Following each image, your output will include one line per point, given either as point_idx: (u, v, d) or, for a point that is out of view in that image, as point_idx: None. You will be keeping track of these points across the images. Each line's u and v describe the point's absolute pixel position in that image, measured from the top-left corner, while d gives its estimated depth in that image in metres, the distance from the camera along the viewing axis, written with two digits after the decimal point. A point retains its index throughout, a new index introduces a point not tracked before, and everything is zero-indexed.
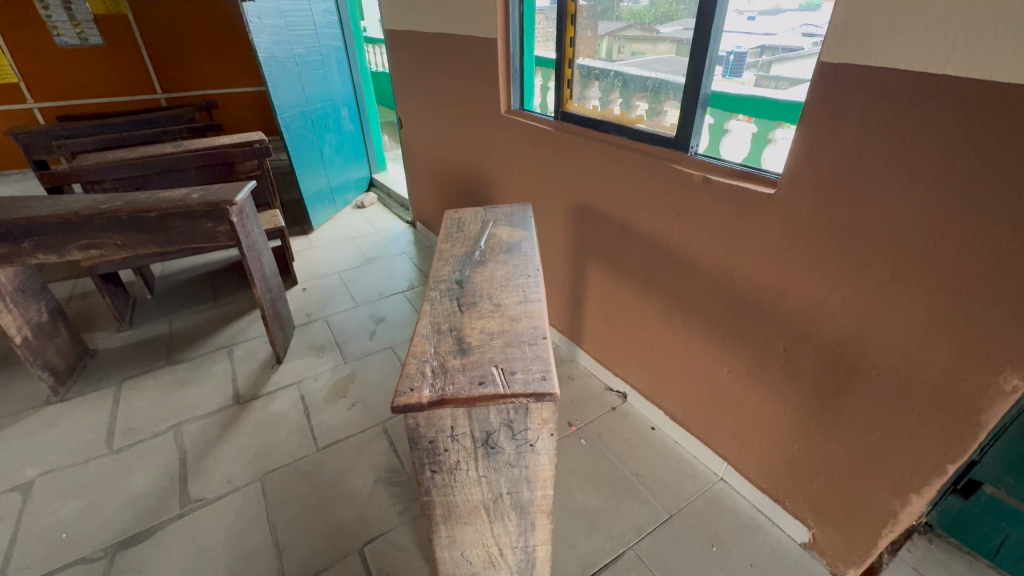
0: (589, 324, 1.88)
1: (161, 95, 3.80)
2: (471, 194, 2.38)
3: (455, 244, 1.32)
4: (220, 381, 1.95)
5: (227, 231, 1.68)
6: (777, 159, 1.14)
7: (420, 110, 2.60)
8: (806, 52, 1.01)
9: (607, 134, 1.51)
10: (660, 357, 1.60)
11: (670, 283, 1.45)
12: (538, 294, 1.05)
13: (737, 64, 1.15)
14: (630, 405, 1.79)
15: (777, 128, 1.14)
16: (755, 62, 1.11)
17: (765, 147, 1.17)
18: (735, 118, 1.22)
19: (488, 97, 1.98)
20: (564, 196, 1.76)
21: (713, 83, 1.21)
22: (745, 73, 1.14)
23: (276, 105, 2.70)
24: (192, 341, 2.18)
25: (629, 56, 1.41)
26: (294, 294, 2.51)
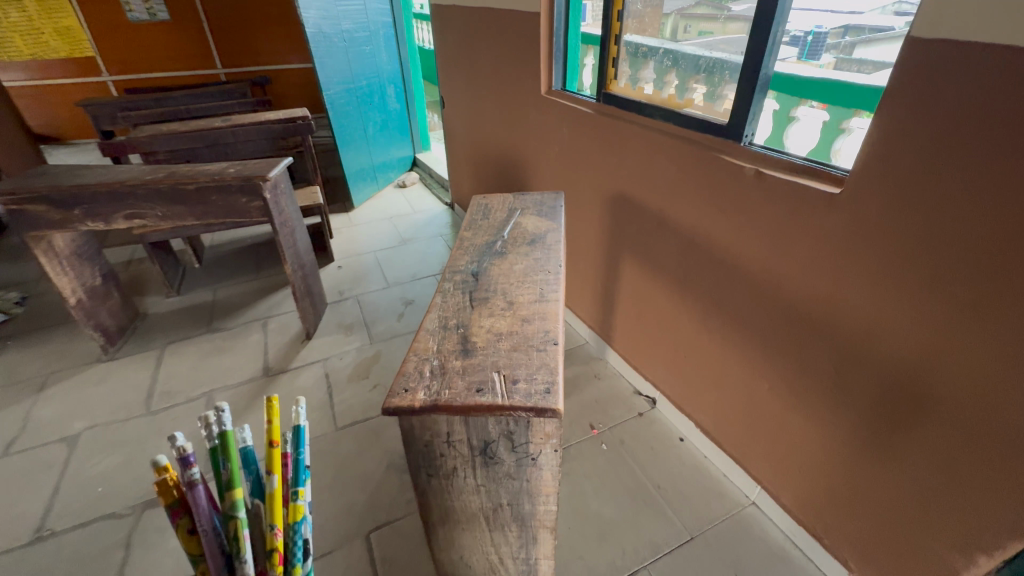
0: (620, 323, 1.77)
1: (220, 69, 3.93)
2: (508, 178, 2.30)
3: (478, 233, 1.26)
4: (252, 353, 2.01)
5: (260, 207, 1.70)
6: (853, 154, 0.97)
7: (462, 89, 2.52)
8: (896, 33, 0.84)
9: (651, 119, 1.38)
10: (693, 365, 1.47)
11: (709, 286, 1.32)
12: (555, 292, 0.97)
13: (815, 45, 0.99)
14: (658, 412, 1.68)
15: (854, 116, 0.96)
16: (836, 42, 0.94)
17: (836, 137, 1.00)
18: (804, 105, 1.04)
19: (528, 77, 1.88)
20: (601, 185, 1.64)
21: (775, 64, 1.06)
22: (823, 55, 0.98)
23: (322, 81, 2.71)
24: (231, 311, 2.26)
25: (696, 36, 1.24)
26: (329, 271, 2.55)
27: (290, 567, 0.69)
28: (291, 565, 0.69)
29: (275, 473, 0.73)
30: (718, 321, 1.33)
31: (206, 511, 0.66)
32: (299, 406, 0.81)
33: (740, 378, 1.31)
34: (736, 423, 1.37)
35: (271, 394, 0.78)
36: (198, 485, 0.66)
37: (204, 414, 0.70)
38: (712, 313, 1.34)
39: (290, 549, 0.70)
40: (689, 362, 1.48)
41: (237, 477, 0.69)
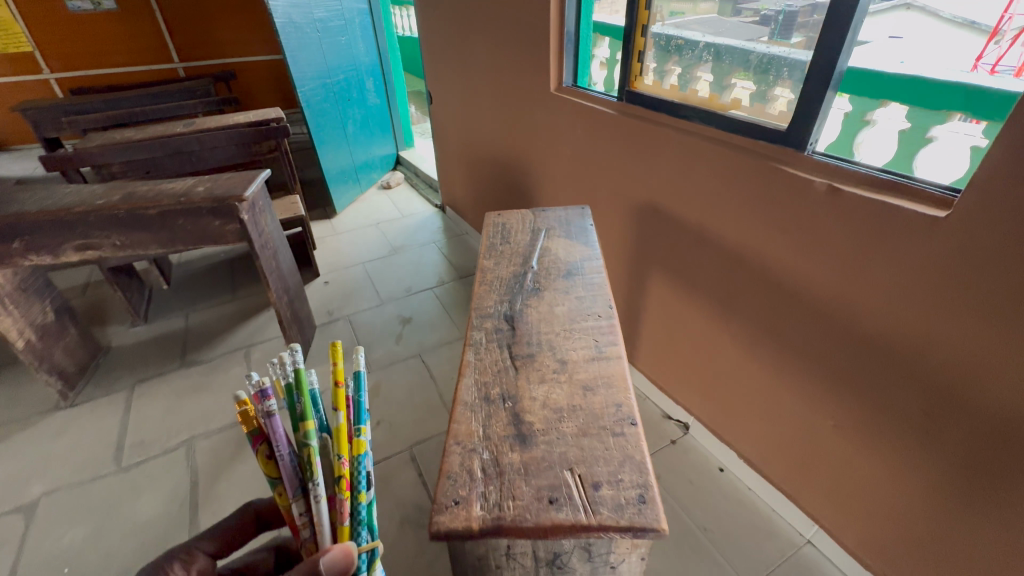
0: (645, 342, 1.62)
1: (178, 63, 3.59)
2: (510, 182, 2.11)
3: (503, 264, 1.08)
4: (236, 389, 1.80)
5: (237, 230, 1.48)
6: (873, 146, 0.91)
7: (453, 84, 2.31)
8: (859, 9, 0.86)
9: (686, 122, 1.22)
10: (735, 394, 1.34)
11: (760, 311, 1.18)
12: (613, 346, 0.81)
13: (786, 24, 0.97)
14: (691, 439, 1.55)
15: (878, 106, 0.90)
16: (804, 22, 0.93)
17: (860, 128, 0.94)
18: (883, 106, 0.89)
19: (534, 72, 1.69)
20: (624, 193, 1.48)
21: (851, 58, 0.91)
22: (794, 35, 0.96)
23: (295, 77, 2.45)
24: (208, 339, 2.03)
25: (666, 16, 1.21)
26: (316, 288, 2.33)
27: (358, 496, 0.66)
28: (359, 496, 0.67)
29: (341, 410, 0.68)
30: (770, 348, 1.19)
31: (282, 441, 0.64)
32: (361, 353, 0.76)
33: (795, 411, 1.18)
34: (787, 457, 1.25)
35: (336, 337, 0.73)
36: (274, 414, 0.63)
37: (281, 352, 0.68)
38: (762, 340, 1.20)
39: (357, 479, 0.67)
40: (730, 390, 1.35)
41: (310, 409, 0.66)
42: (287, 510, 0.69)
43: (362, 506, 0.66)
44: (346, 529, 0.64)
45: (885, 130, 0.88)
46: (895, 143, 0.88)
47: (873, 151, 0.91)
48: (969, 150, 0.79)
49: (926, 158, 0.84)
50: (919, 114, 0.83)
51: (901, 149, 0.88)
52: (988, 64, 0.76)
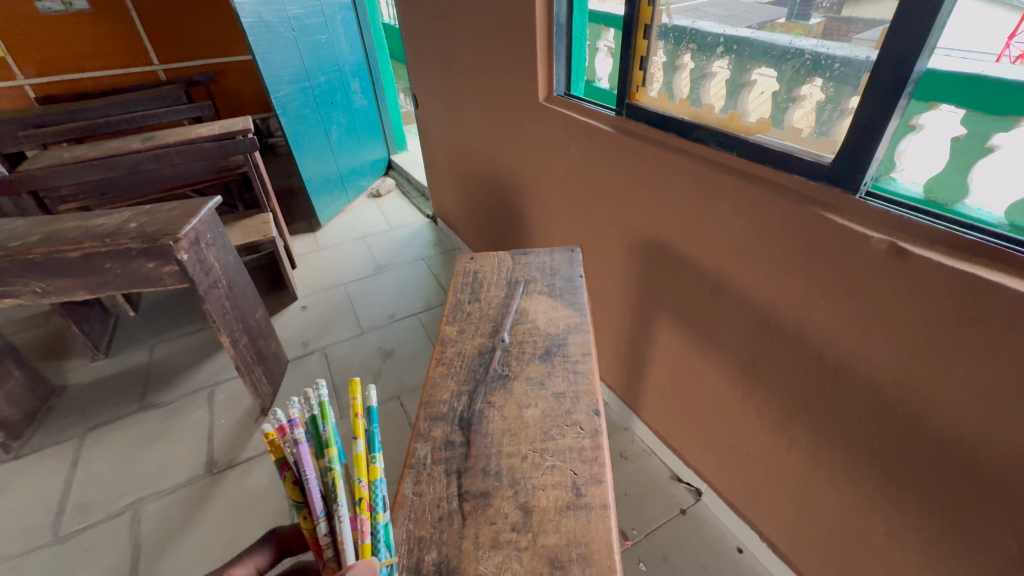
0: (651, 392, 1.40)
1: (157, 66, 3.30)
2: (500, 198, 1.89)
3: (468, 333, 0.87)
4: (195, 438, 1.62)
5: (176, 271, 1.28)
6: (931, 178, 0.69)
7: (437, 87, 2.08)
8: None
9: (699, 145, 0.99)
10: (759, 470, 1.11)
11: (792, 382, 0.95)
12: (597, 486, 0.59)
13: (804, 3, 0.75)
14: (705, 507, 1.33)
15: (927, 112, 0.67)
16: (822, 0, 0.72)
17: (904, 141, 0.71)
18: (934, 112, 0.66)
19: (522, 78, 1.46)
20: (626, 223, 1.25)
21: (933, 59, 0.64)
22: (812, 17, 0.75)
23: (268, 82, 2.24)
24: (171, 376, 1.86)
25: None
26: (292, 314, 2.14)
27: (376, 516, 0.53)
28: (377, 515, 0.54)
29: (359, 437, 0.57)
30: (803, 426, 0.96)
31: (305, 469, 0.51)
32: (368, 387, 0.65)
33: (836, 507, 0.95)
34: (822, 554, 1.02)
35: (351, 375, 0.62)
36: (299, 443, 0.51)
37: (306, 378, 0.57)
38: (795, 416, 0.97)
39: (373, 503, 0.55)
40: (753, 465, 1.12)
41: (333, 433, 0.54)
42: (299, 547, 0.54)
43: (381, 528, 0.53)
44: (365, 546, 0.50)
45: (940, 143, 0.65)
46: (945, 154, 0.66)
47: (914, 163, 0.70)
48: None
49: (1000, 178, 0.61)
50: (975, 116, 0.61)
51: (952, 161, 0.66)
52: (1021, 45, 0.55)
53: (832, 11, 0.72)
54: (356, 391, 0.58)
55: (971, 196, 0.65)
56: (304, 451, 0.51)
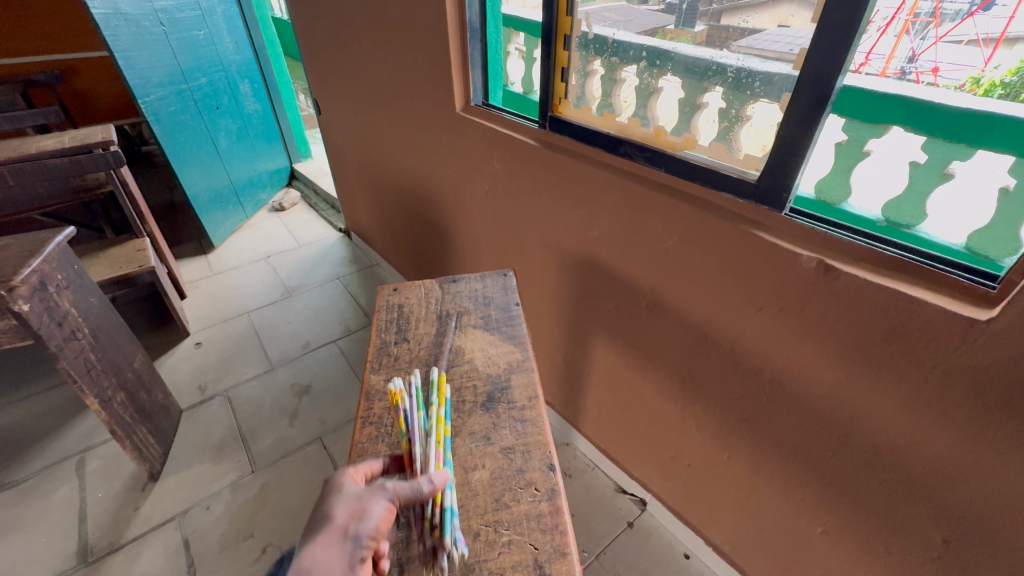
0: (591, 407, 1.38)
1: None
2: (419, 213, 1.78)
3: (397, 383, 0.76)
4: (61, 521, 1.33)
5: (12, 327, 1.02)
6: None
7: (340, 93, 1.91)
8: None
9: (626, 160, 0.97)
10: (702, 479, 1.13)
11: (728, 394, 0.96)
12: (562, 559, 0.53)
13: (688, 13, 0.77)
14: (650, 517, 1.33)
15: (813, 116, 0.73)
16: (705, 9, 0.75)
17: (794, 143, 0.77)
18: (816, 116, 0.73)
19: (435, 86, 1.36)
20: (556, 239, 1.21)
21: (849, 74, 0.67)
22: (697, 24, 0.77)
23: (132, 85, 1.92)
24: (23, 447, 1.52)
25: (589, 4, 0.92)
26: (183, 353, 1.85)
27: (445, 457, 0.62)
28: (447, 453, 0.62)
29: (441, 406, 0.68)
30: (741, 436, 0.98)
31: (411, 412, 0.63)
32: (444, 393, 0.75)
33: (775, 510, 0.98)
34: (764, 554, 1.06)
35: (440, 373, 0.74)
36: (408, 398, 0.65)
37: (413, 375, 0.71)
38: (734, 427, 0.98)
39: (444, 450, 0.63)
40: (695, 474, 1.14)
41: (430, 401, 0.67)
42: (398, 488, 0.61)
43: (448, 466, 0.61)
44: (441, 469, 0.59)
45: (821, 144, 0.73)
46: (829, 161, 0.73)
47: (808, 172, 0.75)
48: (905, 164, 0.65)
49: (875, 174, 0.69)
50: (856, 124, 0.68)
51: (836, 166, 0.72)
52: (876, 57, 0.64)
53: (714, 20, 0.75)
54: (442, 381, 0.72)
55: (851, 198, 0.73)
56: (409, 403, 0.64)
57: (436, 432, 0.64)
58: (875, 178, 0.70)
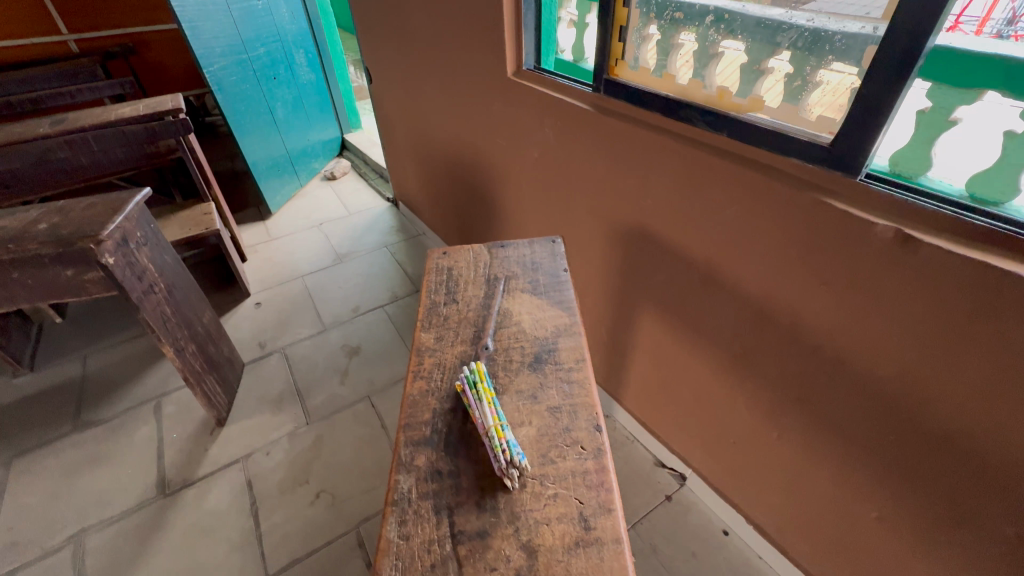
0: (633, 381, 1.37)
1: (68, 36, 2.63)
2: (467, 182, 1.79)
3: (447, 341, 0.78)
4: (143, 456, 1.48)
5: (100, 280, 1.12)
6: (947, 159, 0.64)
7: (391, 61, 1.92)
8: None
9: (685, 124, 0.93)
10: (747, 457, 1.11)
11: (782, 372, 0.93)
12: (607, 516, 0.54)
13: None
14: (690, 492, 1.33)
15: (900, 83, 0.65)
16: None
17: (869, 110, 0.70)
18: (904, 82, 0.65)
19: (487, 52, 1.35)
20: (606, 209, 1.19)
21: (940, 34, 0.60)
22: None
23: (198, 55, 2.00)
24: (110, 390, 1.68)
25: None
26: (245, 312, 1.98)
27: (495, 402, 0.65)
28: (496, 402, 0.65)
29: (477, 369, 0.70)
30: (793, 415, 0.95)
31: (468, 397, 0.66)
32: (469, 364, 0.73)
33: (825, 493, 0.95)
34: (809, 535, 1.04)
35: (474, 362, 0.71)
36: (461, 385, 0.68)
37: (461, 370, 0.71)
38: (786, 405, 0.95)
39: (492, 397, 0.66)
40: (741, 452, 1.12)
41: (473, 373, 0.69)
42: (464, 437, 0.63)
43: (499, 409, 0.64)
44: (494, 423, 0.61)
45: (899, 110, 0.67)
46: (911, 127, 0.66)
47: (886, 137, 0.69)
48: (999, 134, 0.59)
49: (960, 146, 0.63)
50: (945, 90, 0.61)
51: (919, 133, 0.66)
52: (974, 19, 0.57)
53: None
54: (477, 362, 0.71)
55: (933, 168, 0.66)
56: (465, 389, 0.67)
57: (484, 388, 0.67)
58: (961, 146, 0.63)
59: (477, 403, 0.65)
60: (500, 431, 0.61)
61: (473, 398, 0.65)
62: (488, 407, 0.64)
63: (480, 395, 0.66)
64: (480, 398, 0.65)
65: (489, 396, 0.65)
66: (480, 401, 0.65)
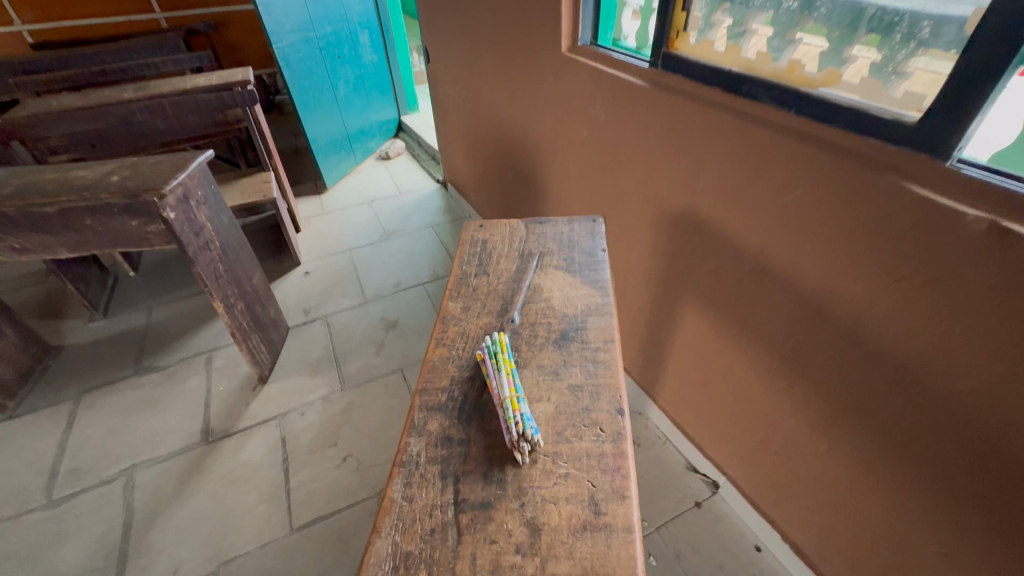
0: (670, 377, 1.31)
1: (159, 13, 2.88)
2: (514, 164, 1.76)
3: (473, 311, 0.76)
4: (191, 404, 1.57)
5: (161, 231, 1.19)
6: None
7: (448, 39, 1.92)
8: None
9: (748, 101, 0.85)
10: (789, 470, 1.02)
11: (838, 379, 0.84)
12: (620, 503, 0.50)
13: None
14: (722, 502, 1.25)
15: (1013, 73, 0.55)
16: None
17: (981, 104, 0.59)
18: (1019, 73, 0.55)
19: (542, 28, 1.31)
20: (655, 193, 1.13)
21: None
22: None
23: (269, 30, 2.09)
24: (169, 341, 1.81)
25: None
26: (294, 280, 2.06)
27: (513, 373, 0.62)
28: (515, 375, 0.62)
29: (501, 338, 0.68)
30: (847, 428, 0.86)
31: (487, 365, 0.64)
32: (492, 336, 0.70)
33: (877, 516, 0.86)
34: (854, 564, 0.94)
35: (499, 333, 0.69)
36: (482, 354, 0.67)
37: (484, 341, 0.69)
38: (840, 416, 0.87)
39: (511, 367, 0.64)
40: (784, 464, 1.03)
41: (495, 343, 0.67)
42: (479, 409, 0.61)
43: (517, 380, 0.62)
44: (510, 393, 0.59)
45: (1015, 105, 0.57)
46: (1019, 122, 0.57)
47: (979, 130, 0.60)
48: None
49: None
50: None
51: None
52: None
53: None
54: (503, 335, 0.69)
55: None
56: (485, 356, 0.65)
57: (504, 358, 0.65)
58: None
59: (495, 370, 0.63)
60: (516, 403, 0.58)
61: (492, 367, 0.63)
62: (506, 377, 0.61)
63: (499, 364, 0.63)
64: (500, 367, 0.63)
65: (508, 366, 0.63)
66: (499, 371, 0.62)
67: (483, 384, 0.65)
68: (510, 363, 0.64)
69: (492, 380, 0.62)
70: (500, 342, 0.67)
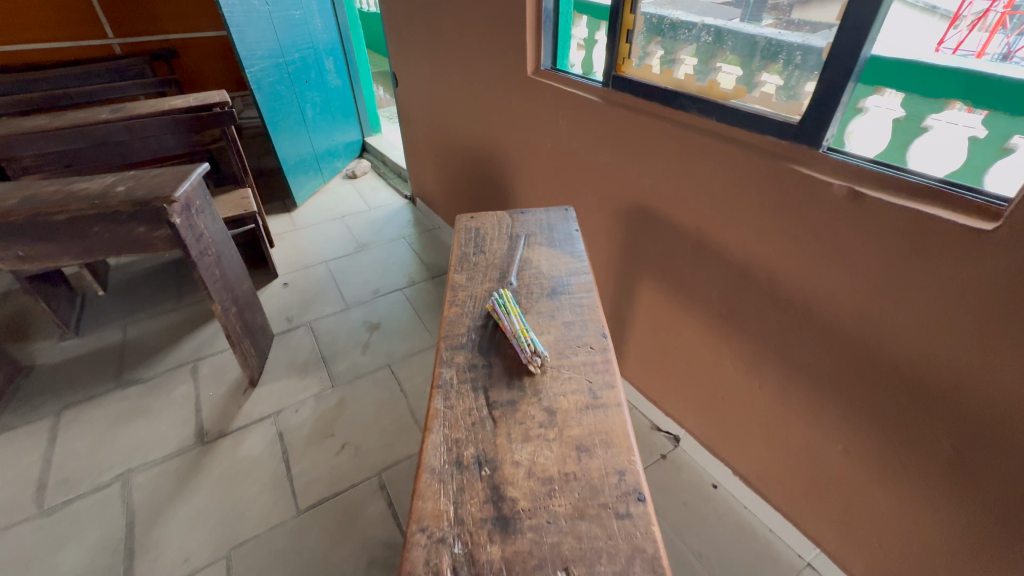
0: (633, 350, 1.51)
1: (113, 39, 2.89)
2: (483, 175, 1.96)
3: (477, 280, 0.93)
4: (181, 410, 1.61)
5: (166, 236, 1.28)
6: (890, 146, 0.81)
7: (417, 65, 2.11)
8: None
9: (681, 112, 1.09)
10: (733, 410, 1.24)
11: (763, 324, 1.07)
12: (611, 390, 0.68)
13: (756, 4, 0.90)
14: (683, 452, 1.46)
15: (872, 94, 0.82)
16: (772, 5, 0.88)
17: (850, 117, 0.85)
18: (880, 96, 0.81)
19: (508, 55, 1.53)
20: (611, 190, 1.35)
21: (877, 47, 0.78)
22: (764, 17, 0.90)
23: (242, 56, 2.19)
24: (150, 354, 1.83)
25: None
26: (273, 291, 2.13)
27: (519, 314, 0.80)
28: (520, 314, 0.81)
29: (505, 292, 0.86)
30: (772, 363, 1.09)
31: (497, 310, 0.82)
32: (496, 294, 0.87)
33: (799, 432, 1.09)
34: (787, 478, 1.17)
35: (502, 290, 0.86)
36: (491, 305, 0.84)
37: (491, 297, 0.86)
38: (766, 355, 1.10)
39: (517, 310, 0.82)
40: (728, 406, 1.25)
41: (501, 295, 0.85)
42: (494, 344, 0.78)
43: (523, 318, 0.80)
44: (519, 326, 0.77)
45: (879, 118, 0.80)
46: (878, 130, 0.81)
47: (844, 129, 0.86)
48: (965, 140, 0.71)
49: (919, 149, 0.76)
50: (915, 98, 0.75)
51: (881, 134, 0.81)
52: (949, 48, 0.71)
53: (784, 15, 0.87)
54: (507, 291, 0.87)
55: (888, 152, 0.81)
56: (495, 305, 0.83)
57: (510, 305, 0.82)
58: (930, 148, 0.75)
59: (505, 312, 0.80)
60: (525, 332, 0.76)
61: (502, 311, 0.81)
62: (515, 317, 0.79)
63: (507, 308, 0.81)
64: (508, 311, 0.81)
65: (515, 310, 0.81)
66: (508, 313, 0.80)
67: (495, 326, 0.82)
68: (515, 308, 0.82)
69: (504, 319, 0.79)
70: (505, 294, 0.85)
